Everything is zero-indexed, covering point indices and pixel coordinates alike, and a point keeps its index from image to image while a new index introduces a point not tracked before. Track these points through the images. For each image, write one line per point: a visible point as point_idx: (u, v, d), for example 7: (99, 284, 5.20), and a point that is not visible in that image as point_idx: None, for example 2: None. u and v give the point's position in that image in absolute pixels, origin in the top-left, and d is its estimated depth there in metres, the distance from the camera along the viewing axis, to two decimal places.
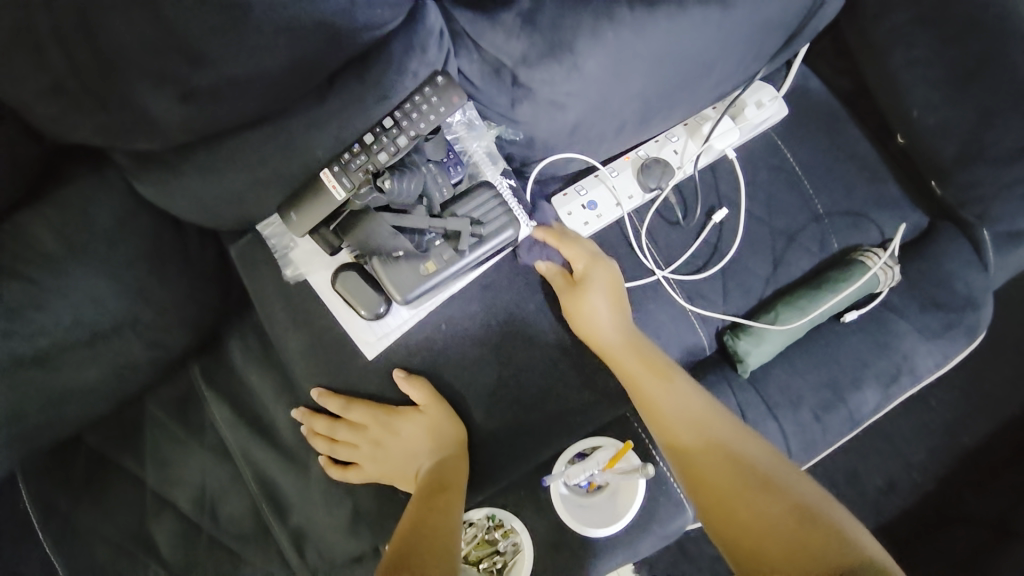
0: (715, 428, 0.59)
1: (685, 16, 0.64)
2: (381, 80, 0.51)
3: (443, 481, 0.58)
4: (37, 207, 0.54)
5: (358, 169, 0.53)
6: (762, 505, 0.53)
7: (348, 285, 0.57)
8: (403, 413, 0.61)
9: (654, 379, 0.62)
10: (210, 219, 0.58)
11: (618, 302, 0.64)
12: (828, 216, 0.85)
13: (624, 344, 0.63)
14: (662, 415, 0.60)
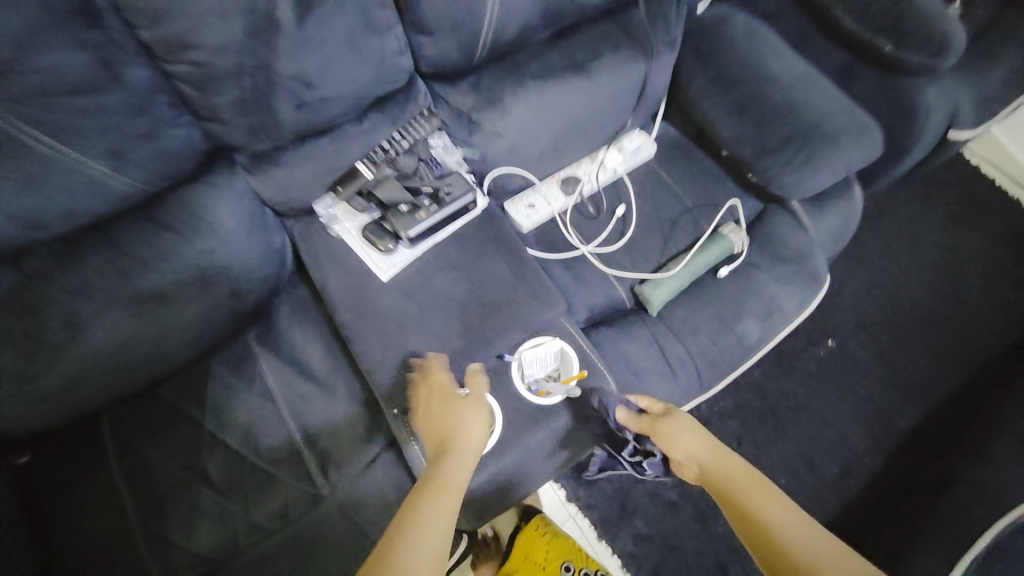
0: (803, 543, 0.70)
1: (571, 84, 1.06)
2: (391, 114, 0.91)
3: (450, 484, 0.71)
4: (182, 187, 0.82)
5: (380, 158, 0.91)
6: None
7: (371, 229, 0.90)
8: (453, 408, 0.79)
9: (751, 493, 0.76)
10: (285, 200, 0.91)
11: (706, 432, 0.83)
12: (697, 207, 1.23)
13: (718, 459, 0.80)
14: (754, 526, 0.73)
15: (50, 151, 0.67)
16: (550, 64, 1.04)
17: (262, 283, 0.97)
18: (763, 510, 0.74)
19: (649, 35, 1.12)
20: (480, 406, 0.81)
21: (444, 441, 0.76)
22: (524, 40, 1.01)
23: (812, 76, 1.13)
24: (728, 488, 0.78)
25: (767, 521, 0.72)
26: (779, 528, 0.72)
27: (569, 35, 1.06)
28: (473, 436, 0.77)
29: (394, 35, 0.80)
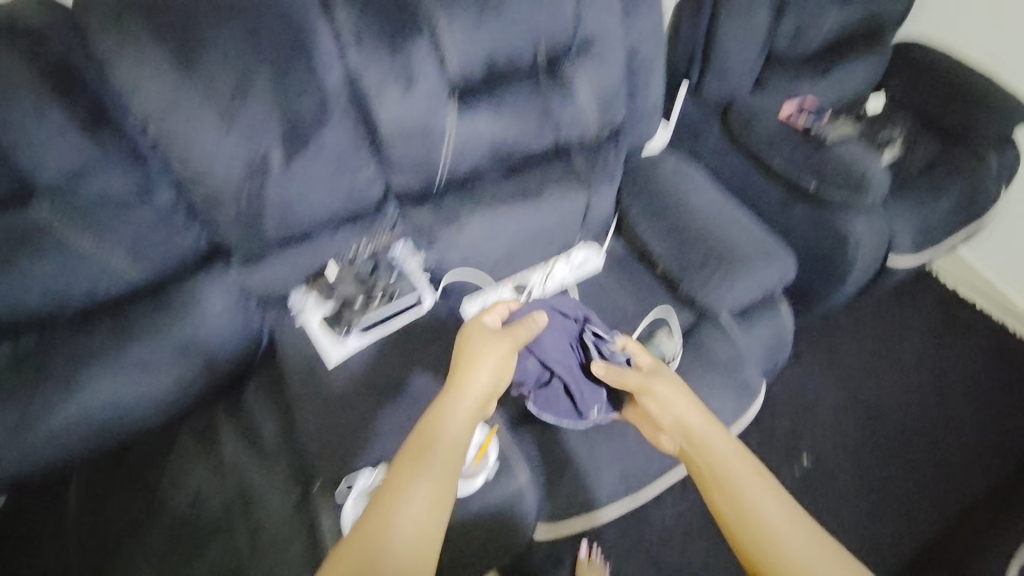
0: (771, 512, 0.79)
1: (518, 207, 1.26)
2: (360, 228, 1.13)
3: (457, 409, 0.85)
4: (181, 278, 1.03)
5: (344, 263, 1.12)
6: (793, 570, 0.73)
7: (325, 320, 1.10)
8: (473, 348, 0.92)
9: (730, 466, 0.84)
10: (264, 291, 1.10)
11: (693, 403, 0.93)
12: (637, 314, 1.35)
13: (703, 433, 0.89)
14: (724, 498, 0.81)
15: (83, 247, 0.88)
16: (503, 191, 1.25)
17: (236, 359, 1.13)
18: (737, 481, 0.82)
19: (588, 172, 1.34)
20: (501, 339, 0.94)
21: (459, 378, 0.88)
22: (479, 173, 1.23)
23: (726, 209, 1.33)
24: (706, 464, 0.86)
25: (734, 490, 0.81)
26: (750, 499, 0.80)
27: (522, 170, 1.28)
28: (488, 372, 0.90)
29: (364, 171, 1.04)
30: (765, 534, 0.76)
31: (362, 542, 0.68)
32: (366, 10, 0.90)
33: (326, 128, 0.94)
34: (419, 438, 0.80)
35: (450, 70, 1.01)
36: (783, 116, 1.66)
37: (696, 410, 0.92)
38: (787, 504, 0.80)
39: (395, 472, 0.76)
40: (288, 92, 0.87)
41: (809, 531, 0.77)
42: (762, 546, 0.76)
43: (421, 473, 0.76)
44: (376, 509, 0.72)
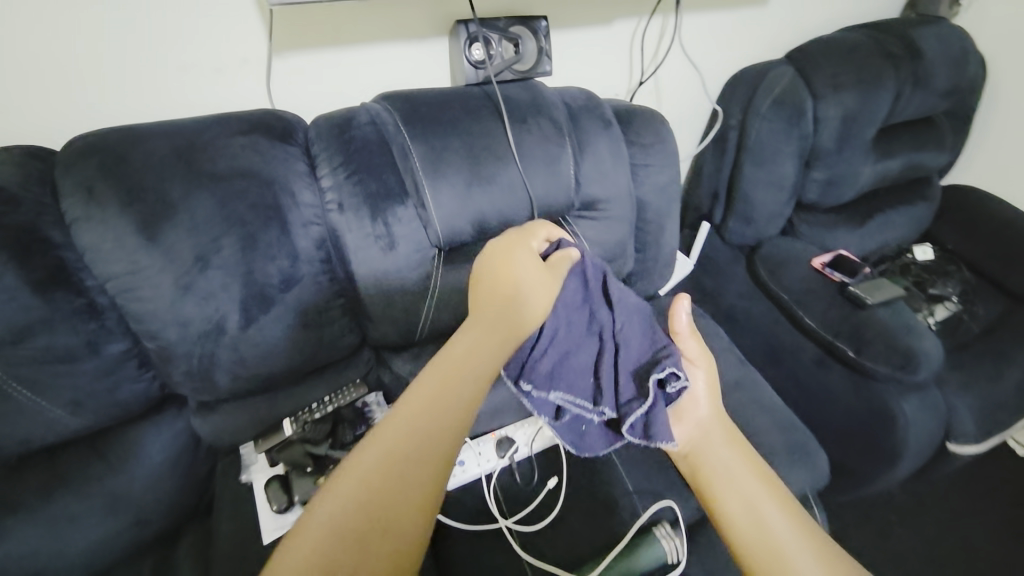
0: (791, 543, 0.61)
1: None
2: (329, 378, 1.05)
3: (500, 330, 0.75)
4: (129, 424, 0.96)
5: (302, 418, 1.00)
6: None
7: (271, 488, 0.91)
8: (518, 262, 0.82)
9: (743, 478, 0.68)
10: (216, 440, 1.01)
11: (717, 405, 0.79)
12: (638, 493, 1.14)
13: (718, 440, 0.74)
14: (748, 519, 0.63)
15: (21, 397, 0.82)
16: None
17: (172, 511, 1.02)
18: (757, 496, 0.66)
19: None
20: (544, 270, 0.83)
21: (506, 295, 0.79)
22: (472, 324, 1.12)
23: (742, 382, 1.16)
24: (716, 468, 0.70)
25: (758, 508, 0.64)
26: (771, 521, 0.63)
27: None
28: (528, 300, 0.79)
29: (335, 325, 0.97)
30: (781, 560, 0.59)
31: (387, 446, 0.61)
32: (353, 177, 0.89)
33: (295, 289, 0.88)
34: (461, 349, 0.71)
35: (437, 234, 0.95)
36: (816, 265, 1.49)
37: (717, 416, 0.77)
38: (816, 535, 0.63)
39: (431, 379, 0.67)
40: (257, 258, 0.83)
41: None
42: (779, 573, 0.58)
43: (454, 386, 0.67)
44: (400, 419, 0.63)
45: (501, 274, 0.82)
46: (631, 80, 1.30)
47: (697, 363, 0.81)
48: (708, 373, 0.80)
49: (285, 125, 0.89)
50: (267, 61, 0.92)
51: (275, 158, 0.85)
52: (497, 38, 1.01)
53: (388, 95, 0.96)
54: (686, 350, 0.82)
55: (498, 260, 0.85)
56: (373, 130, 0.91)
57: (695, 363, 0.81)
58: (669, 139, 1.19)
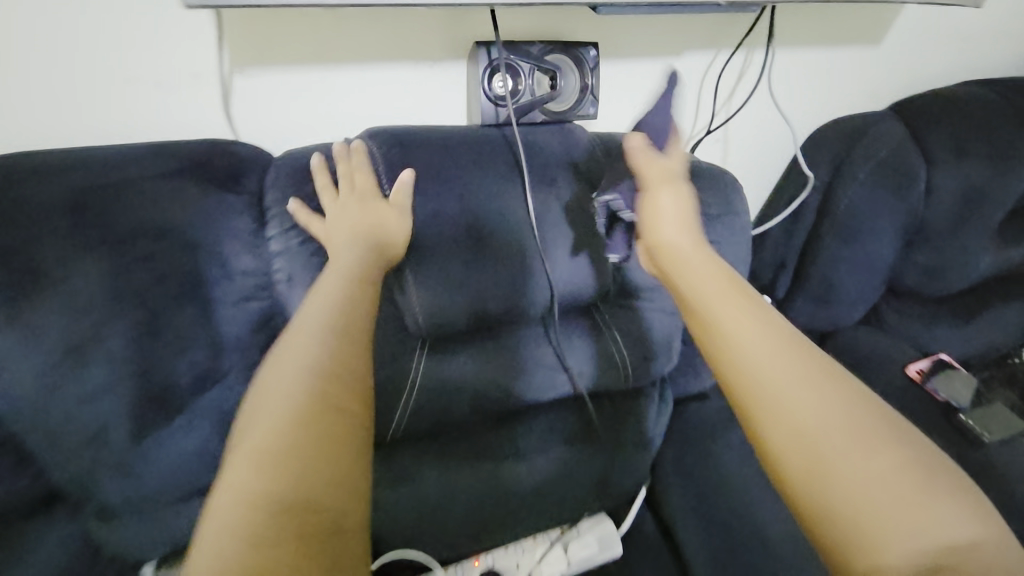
0: (787, 376, 0.50)
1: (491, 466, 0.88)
2: None
3: (338, 268, 0.60)
4: None
5: None
6: (853, 491, 0.45)
7: None
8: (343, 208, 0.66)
9: (720, 303, 0.56)
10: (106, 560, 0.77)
11: (686, 232, 0.65)
12: None
13: (691, 268, 0.61)
14: (741, 370, 0.51)
15: None
16: (479, 446, 0.89)
17: None
18: (732, 317, 0.55)
19: (620, 441, 0.94)
20: (363, 205, 0.66)
21: (340, 236, 0.64)
22: (459, 432, 0.88)
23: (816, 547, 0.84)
24: (690, 275, 0.60)
25: (740, 339, 0.53)
26: (767, 365, 0.51)
27: (511, 420, 0.91)
28: (366, 243, 0.63)
29: None
30: (774, 403, 0.49)
31: (304, 348, 0.51)
32: (313, 244, 0.67)
33: (215, 391, 0.65)
34: (347, 258, 0.61)
35: (418, 322, 0.75)
36: (910, 372, 1.17)
37: (698, 251, 0.62)
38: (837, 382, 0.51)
39: (340, 278, 0.59)
40: (163, 352, 0.60)
41: (872, 421, 0.48)
42: (795, 436, 0.48)
43: (365, 291, 0.59)
44: (313, 314, 0.54)
45: (347, 213, 0.66)
46: (696, 125, 1.03)
47: (654, 195, 0.67)
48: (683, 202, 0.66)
49: (232, 162, 0.66)
50: (227, 75, 0.70)
51: (207, 213, 0.62)
52: (528, 68, 0.77)
53: (377, 131, 0.72)
54: (642, 181, 0.68)
55: (332, 203, 0.66)
56: (347, 180, 0.68)
57: (654, 186, 0.67)
58: (742, 211, 0.92)
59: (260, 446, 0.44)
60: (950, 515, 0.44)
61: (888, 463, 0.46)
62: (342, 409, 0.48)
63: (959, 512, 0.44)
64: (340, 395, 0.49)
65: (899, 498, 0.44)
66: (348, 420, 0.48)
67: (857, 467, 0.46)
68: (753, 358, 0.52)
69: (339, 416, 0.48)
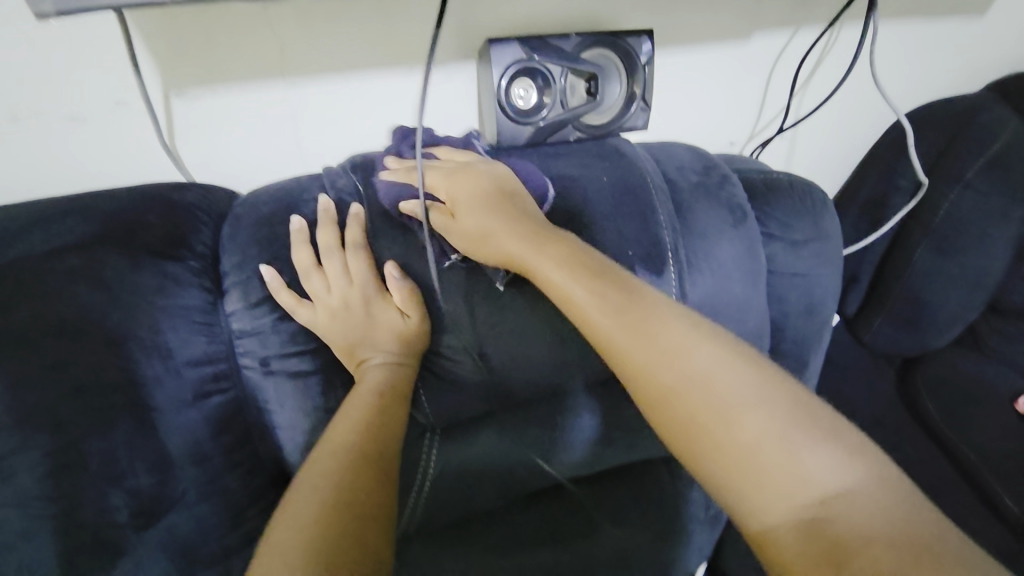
0: (657, 354, 0.40)
1: (522, 554, 0.69)
2: None
3: (362, 390, 0.48)
4: None
5: None
6: (726, 454, 0.36)
7: None
8: (337, 316, 0.50)
9: (562, 274, 0.45)
10: None
11: (505, 207, 0.50)
12: None
13: (522, 247, 0.48)
14: (608, 343, 0.42)
15: None
16: (507, 532, 0.69)
17: None
18: (582, 295, 0.44)
19: (680, 516, 0.75)
20: (363, 304, 0.50)
21: (342, 349, 0.50)
22: (487, 517, 0.68)
23: None
24: (526, 252, 0.47)
25: (596, 315, 0.43)
26: (637, 350, 0.41)
27: (550, 495, 0.71)
28: (383, 357, 0.50)
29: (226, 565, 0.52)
30: (650, 389, 0.39)
31: (333, 456, 0.43)
32: (290, 321, 0.50)
33: (167, 519, 0.48)
34: (374, 379, 0.49)
35: (425, 411, 0.57)
36: (1021, 409, 0.91)
37: (522, 232, 0.48)
38: (680, 316, 0.42)
39: (370, 397, 0.48)
40: (90, 483, 0.45)
41: (728, 357, 0.39)
42: (656, 397, 0.39)
43: (401, 410, 0.48)
44: (344, 432, 0.45)
45: (344, 316, 0.50)
46: (761, 121, 0.83)
47: (452, 197, 0.51)
48: (473, 187, 0.51)
49: (170, 221, 0.51)
50: (160, 98, 0.55)
51: (140, 293, 0.47)
52: (559, 70, 0.58)
53: (362, 163, 0.55)
54: (432, 188, 0.52)
55: (321, 295, 0.49)
56: (328, 237, 0.50)
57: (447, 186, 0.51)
58: (835, 233, 0.71)
59: (283, 560, 0.35)
60: (806, 452, 0.35)
61: (770, 429, 0.36)
62: (366, 479, 0.41)
63: (832, 452, 0.35)
64: (361, 466, 0.42)
65: (776, 464, 0.35)
66: (372, 491, 0.41)
67: (723, 422, 0.37)
68: (613, 324, 0.42)
69: (363, 501, 0.39)
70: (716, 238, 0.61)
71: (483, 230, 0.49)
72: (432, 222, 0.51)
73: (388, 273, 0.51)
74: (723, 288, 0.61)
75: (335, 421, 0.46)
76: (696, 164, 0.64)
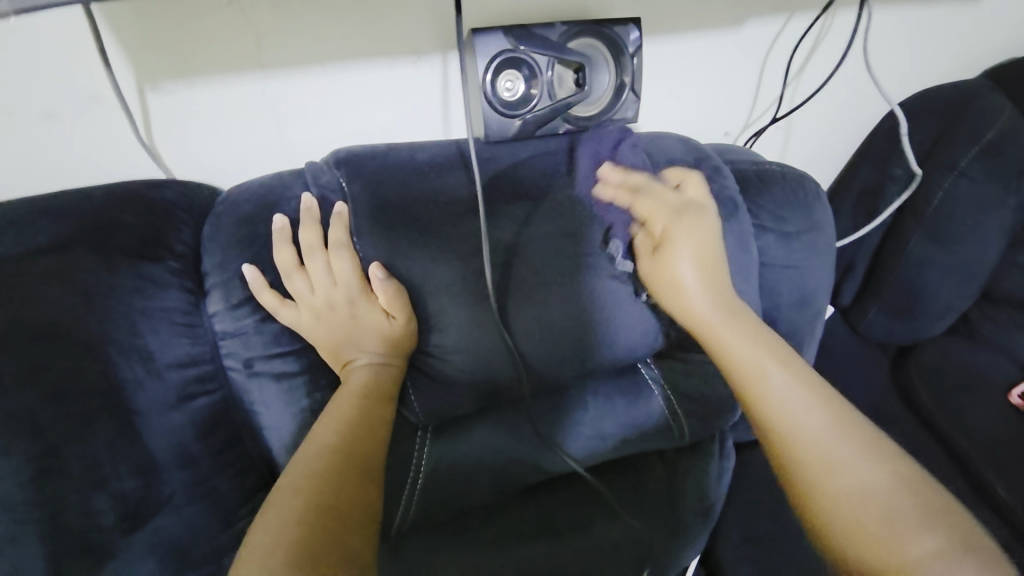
0: (842, 454, 0.43)
1: (513, 550, 0.68)
2: None
3: (347, 391, 0.48)
4: None
5: None
6: (895, 564, 0.39)
7: None
8: (320, 316, 0.49)
9: (753, 358, 0.48)
10: None
11: (711, 273, 0.53)
12: None
13: (718, 319, 0.51)
14: (788, 430, 0.44)
15: None
16: (499, 528, 0.68)
17: None
18: (772, 383, 0.46)
19: (677, 509, 0.75)
20: (346, 304, 0.50)
21: (327, 351, 0.50)
22: (485, 512, 0.69)
23: None
24: (713, 326, 0.50)
25: (781, 400, 0.46)
26: (819, 444, 0.43)
27: (545, 492, 0.72)
28: (371, 360, 0.50)
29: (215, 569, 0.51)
30: (826, 483, 0.42)
31: (317, 454, 0.43)
32: (273, 322, 0.50)
33: (153, 524, 0.48)
34: (359, 379, 0.49)
35: (413, 410, 0.56)
36: (1014, 398, 0.91)
37: (720, 308, 0.51)
38: (858, 424, 0.45)
39: (355, 397, 0.48)
40: (73, 487, 0.44)
41: (902, 479, 0.42)
42: (833, 501, 0.42)
43: (386, 411, 0.48)
44: (325, 431, 0.45)
45: (329, 317, 0.50)
46: (755, 111, 0.82)
47: (667, 235, 0.54)
48: (690, 236, 0.53)
49: (148, 220, 0.50)
50: (135, 92, 0.53)
51: (120, 296, 0.46)
52: (546, 61, 0.57)
53: (345, 158, 0.53)
54: (649, 220, 0.55)
55: (305, 296, 0.49)
56: (310, 237, 0.50)
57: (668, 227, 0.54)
58: (826, 224, 0.70)
59: (269, 558, 0.35)
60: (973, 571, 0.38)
61: (935, 551, 0.39)
62: (349, 475, 0.41)
63: None
64: (345, 463, 0.42)
65: None
66: (352, 491, 0.41)
67: (897, 534, 0.40)
68: (795, 414, 0.45)
69: (349, 502, 0.40)
70: None
71: (673, 279, 0.53)
72: (637, 244, 0.57)
73: (370, 274, 0.50)
74: None
75: (319, 421, 0.46)
76: (688, 156, 0.63)
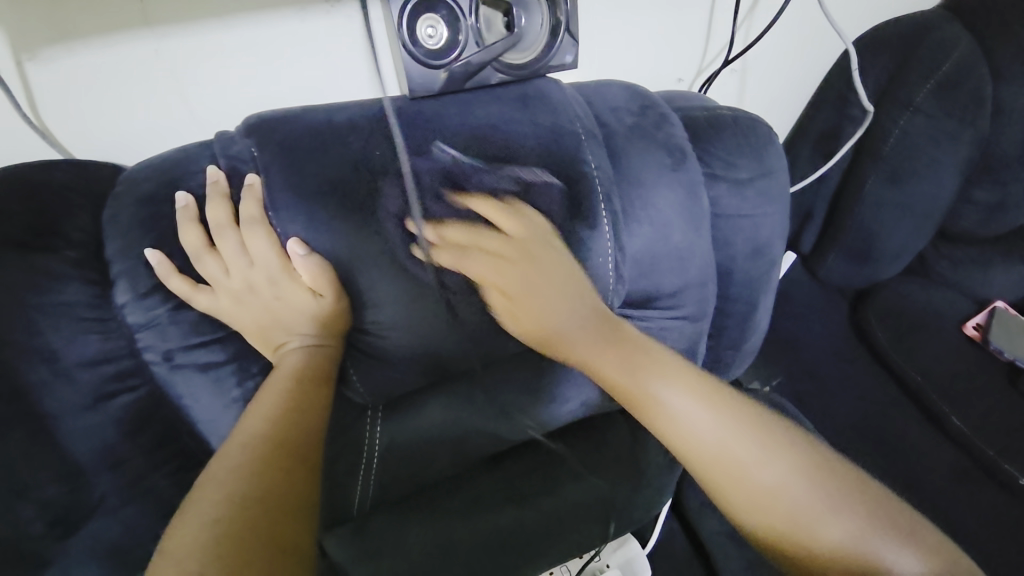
0: (735, 452, 0.50)
1: (482, 515, 0.68)
2: None
3: (278, 377, 0.46)
4: None
5: None
6: (802, 560, 0.49)
7: None
8: (239, 299, 0.46)
9: (651, 373, 0.53)
10: None
11: (554, 290, 0.54)
12: None
13: (585, 339, 0.55)
14: (681, 440, 0.52)
15: None
16: (466, 496, 0.68)
17: None
18: (664, 398, 0.52)
19: (642, 463, 0.76)
20: (267, 284, 0.47)
21: (254, 336, 0.48)
22: (450, 483, 0.67)
23: None
24: (579, 348, 0.55)
25: (674, 410, 0.52)
26: (733, 454, 0.50)
27: (511, 458, 0.71)
28: (301, 342, 0.48)
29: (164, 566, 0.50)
30: (724, 478, 0.50)
31: (246, 445, 0.40)
32: (189, 310, 0.46)
33: (88, 529, 0.46)
34: (290, 363, 0.46)
35: (357, 389, 0.55)
36: (966, 329, 0.95)
37: (576, 324, 0.55)
38: (767, 424, 0.52)
39: (286, 382, 0.45)
40: None
41: (828, 471, 0.50)
42: (739, 494, 0.50)
43: (321, 394, 0.46)
44: (252, 420, 0.42)
45: (251, 299, 0.47)
46: (708, 54, 0.78)
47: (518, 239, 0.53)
48: (524, 258, 0.53)
49: (35, 207, 0.45)
50: (10, 65, 0.47)
51: (13, 293, 0.42)
52: (468, 3, 0.52)
53: (256, 124, 0.48)
54: (484, 243, 0.53)
55: (220, 279, 0.46)
56: (219, 214, 0.46)
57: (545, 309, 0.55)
58: (779, 169, 0.68)
59: (188, 558, 0.33)
60: (854, 519, 0.48)
61: (844, 532, 0.48)
62: (281, 466, 0.39)
63: (912, 555, 0.47)
64: (277, 453, 0.40)
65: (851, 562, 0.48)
66: (281, 478, 0.39)
67: (805, 528, 0.49)
68: (686, 424, 0.51)
69: (281, 491, 0.38)
70: (652, 184, 0.58)
71: (513, 306, 0.55)
72: (478, 280, 0.53)
73: (289, 251, 0.46)
74: (665, 235, 0.59)
75: (249, 410, 0.44)
76: (631, 104, 0.60)
